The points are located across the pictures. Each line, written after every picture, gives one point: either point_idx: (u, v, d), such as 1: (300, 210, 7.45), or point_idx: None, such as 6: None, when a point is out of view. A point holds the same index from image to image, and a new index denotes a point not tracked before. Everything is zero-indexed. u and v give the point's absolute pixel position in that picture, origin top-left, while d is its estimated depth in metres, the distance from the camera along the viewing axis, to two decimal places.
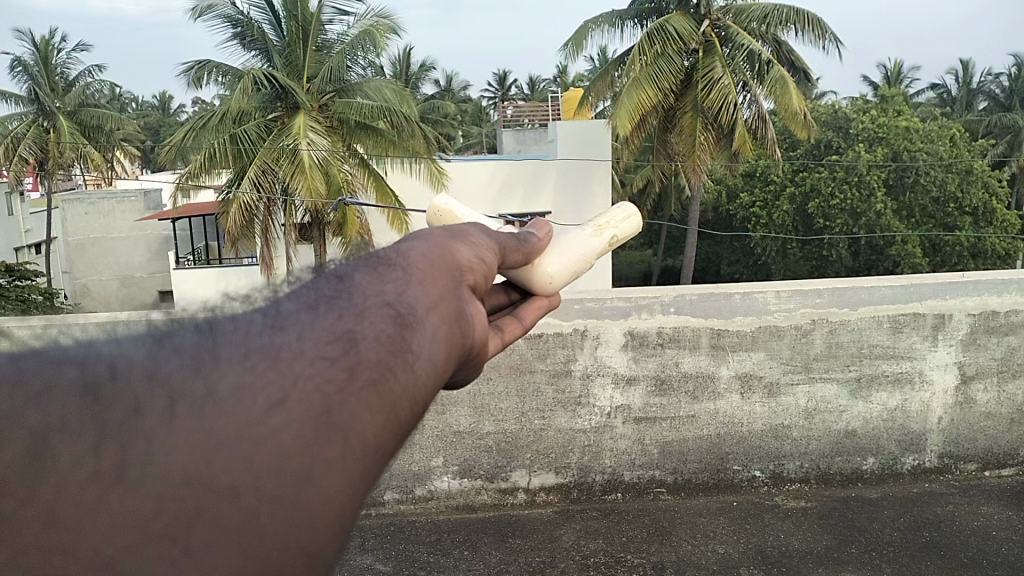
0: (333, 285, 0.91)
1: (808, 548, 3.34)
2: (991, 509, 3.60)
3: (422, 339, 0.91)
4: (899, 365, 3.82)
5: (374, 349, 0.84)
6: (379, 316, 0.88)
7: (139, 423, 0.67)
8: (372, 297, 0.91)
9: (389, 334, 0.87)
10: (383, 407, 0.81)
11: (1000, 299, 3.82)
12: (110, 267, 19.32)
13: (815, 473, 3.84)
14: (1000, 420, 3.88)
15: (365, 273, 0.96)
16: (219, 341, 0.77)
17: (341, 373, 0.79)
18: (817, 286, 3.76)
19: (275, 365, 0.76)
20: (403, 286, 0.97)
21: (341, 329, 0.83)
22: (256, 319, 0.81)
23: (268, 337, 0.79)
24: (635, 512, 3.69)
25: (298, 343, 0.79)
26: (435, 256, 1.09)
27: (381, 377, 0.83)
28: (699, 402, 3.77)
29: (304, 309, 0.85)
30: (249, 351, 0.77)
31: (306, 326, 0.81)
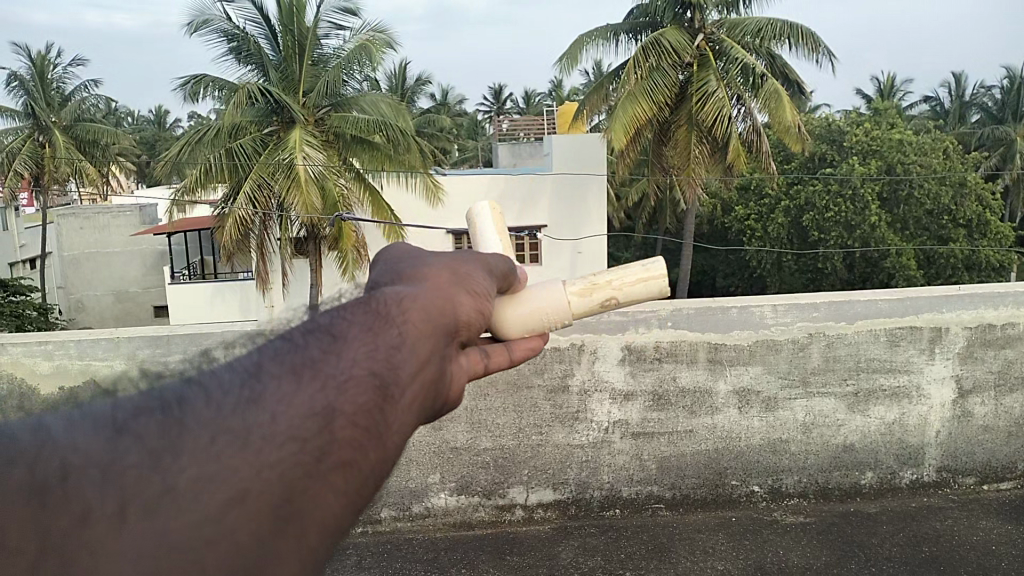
0: (324, 341, 0.96)
1: (807, 564, 3.32)
2: (990, 523, 3.58)
3: (398, 412, 0.97)
4: (897, 378, 3.82)
5: (348, 427, 0.89)
6: (362, 388, 0.93)
7: (88, 531, 0.71)
8: (358, 364, 0.95)
9: (365, 408, 0.92)
10: (347, 490, 0.88)
11: (997, 312, 3.82)
12: (105, 281, 19.25)
13: (813, 488, 3.83)
14: (998, 434, 3.87)
15: (358, 335, 0.99)
16: (187, 418, 0.82)
17: (309, 456, 0.84)
18: (813, 299, 3.77)
19: (242, 451, 0.80)
20: (391, 353, 1.00)
21: (319, 405, 0.88)
22: (234, 391, 0.86)
23: (244, 415, 0.83)
24: (633, 528, 3.67)
25: (271, 423, 0.84)
26: (434, 309, 1.10)
27: (349, 457, 0.88)
28: (697, 417, 3.76)
29: (284, 376, 0.89)
30: (218, 435, 0.81)
31: (285, 403, 0.86)
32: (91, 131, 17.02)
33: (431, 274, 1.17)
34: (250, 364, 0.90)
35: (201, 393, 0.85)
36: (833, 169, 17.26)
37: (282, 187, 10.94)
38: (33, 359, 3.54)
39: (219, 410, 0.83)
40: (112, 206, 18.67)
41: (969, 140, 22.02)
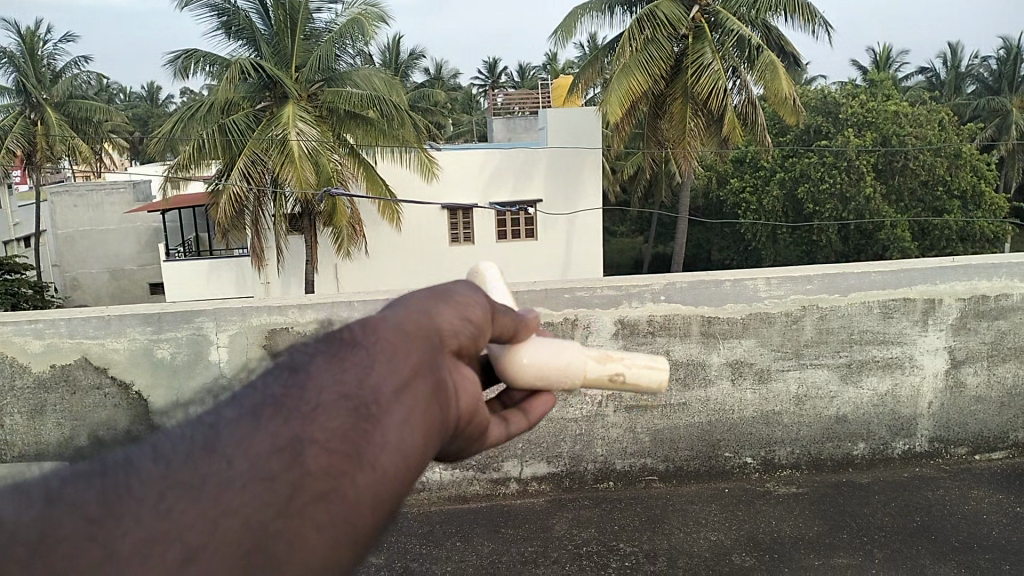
0: (285, 377, 0.87)
1: (799, 534, 3.35)
2: (981, 493, 3.60)
3: (384, 432, 0.89)
4: (890, 350, 3.82)
5: (322, 456, 0.82)
6: (334, 412, 0.86)
7: None
8: (326, 391, 0.87)
9: (342, 432, 0.85)
10: (334, 520, 0.81)
11: (990, 283, 3.81)
12: (100, 260, 19.20)
13: (805, 459, 3.85)
14: (990, 404, 3.89)
15: (325, 359, 0.91)
16: (132, 481, 0.75)
17: (278, 494, 0.78)
18: (807, 271, 3.75)
19: (193, 504, 0.74)
20: (368, 368, 0.92)
21: (283, 439, 0.81)
22: (184, 443, 0.79)
23: (200, 466, 0.77)
24: (626, 500, 3.70)
25: (231, 465, 0.77)
26: (411, 323, 1.02)
27: (330, 487, 0.82)
28: (690, 390, 3.76)
29: (244, 418, 0.82)
30: (168, 489, 0.75)
31: (242, 442, 0.79)
32: (84, 109, 17.04)
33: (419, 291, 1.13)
34: (205, 416, 0.83)
35: (146, 453, 0.78)
36: (829, 141, 17.16)
37: (276, 163, 10.87)
38: (23, 337, 3.52)
39: (171, 465, 0.77)
40: (105, 183, 18.56)
41: (964, 110, 21.92)
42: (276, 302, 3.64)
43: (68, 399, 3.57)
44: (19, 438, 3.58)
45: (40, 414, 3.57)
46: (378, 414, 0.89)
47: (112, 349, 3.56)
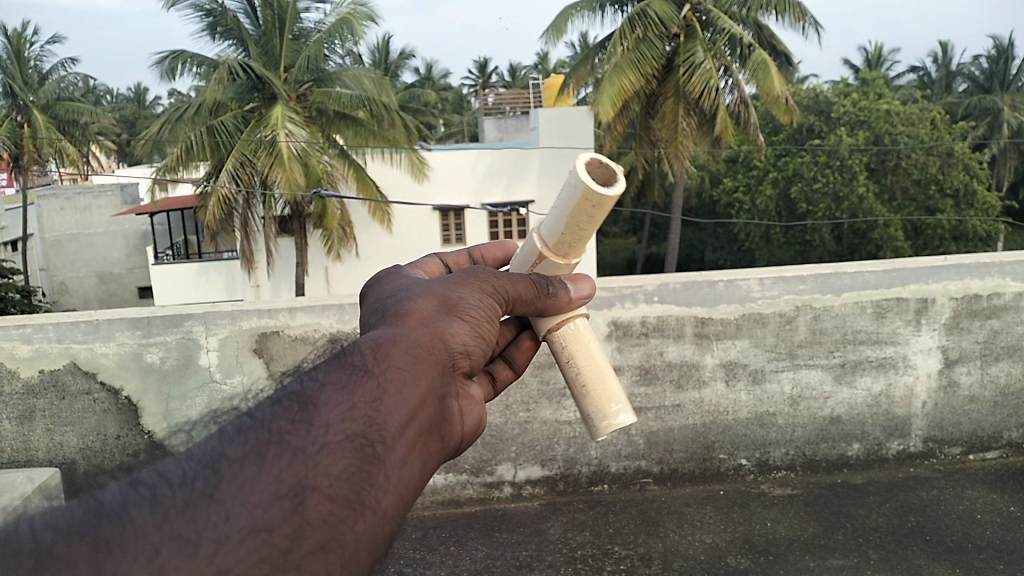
0: (291, 410, 0.87)
1: (794, 536, 3.33)
2: (976, 492, 3.60)
3: (386, 473, 0.89)
4: (884, 350, 3.81)
5: (324, 504, 0.81)
6: (339, 454, 0.85)
7: None
8: (334, 429, 0.87)
9: (346, 476, 0.84)
10: (331, 572, 0.79)
11: (983, 282, 3.80)
12: (88, 263, 19.03)
13: (800, 460, 3.84)
14: (984, 404, 3.88)
15: (332, 391, 0.91)
16: (124, 533, 0.71)
17: (276, 548, 0.76)
18: (800, 272, 3.74)
19: (188, 560, 0.71)
20: (375, 404, 0.93)
21: (286, 484, 0.80)
22: (184, 487, 0.77)
23: (196, 517, 0.74)
24: (621, 503, 3.67)
25: (228, 514, 0.76)
26: (417, 357, 1.05)
27: (330, 539, 0.80)
28: (684, 391, 3.75)
29: (246, 458, 0.81)
30: (163, 543, 0.71)
31: (244, 488, 0.78)
32: (71, 111, 16.78)
33: (424, 303, 1.16)
34: (209, 452, 0.81)
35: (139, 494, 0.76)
36: (821, 141, 17.26)
37: (264, 165, 10.78)
38: (10, 342, 3.47)
39: (176, 509, 0.75)
40: (93, 186, 18.40)
41: (956, 109, 22.00)
42: (267, 306, 3.60)
43: (57, 405, 3.53)
44: (7, 445, 3.53)
45: (30, 420, 3.53)
46: (385, 452, 0.90)
47: (101, 354, 3.51)
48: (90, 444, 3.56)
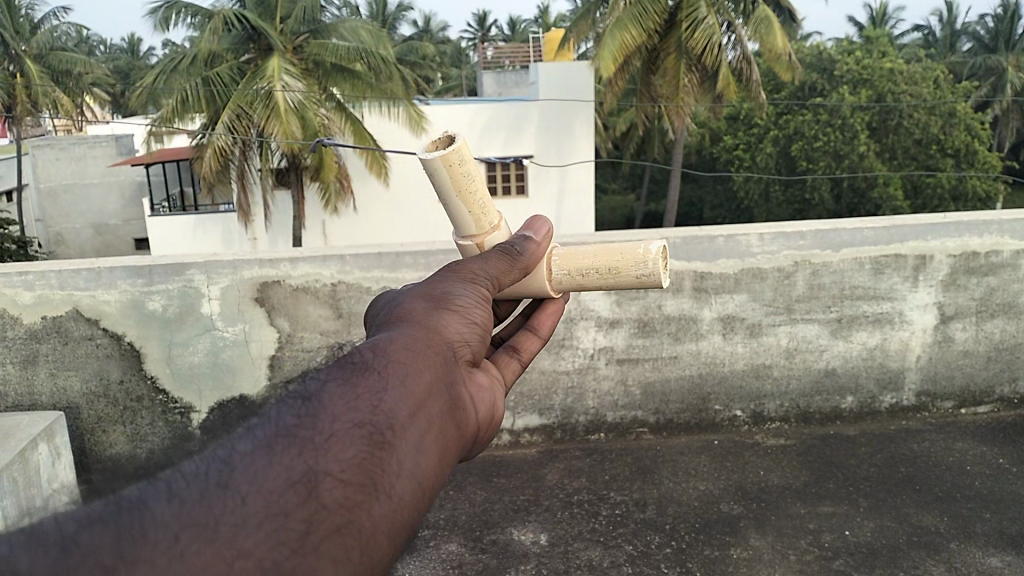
0: (296, 405, 0.85)
1: (786, 484, 3.39)
2: (967, 444, 3.67)
3: (398, 458, 0.87)
4: (880, 305, 3.84)
5: (337, 488, 0.79)
6: (349, 441, 0.83)
7: None
8: (340, 419, 0.85)
9: (356, 461, 0.82)
10: (350, 555, 0.77)
11: (982, 240, 3.81)
12: (85, 215, 18.92)
13: (794, 411, 3.90)
14: (978, 359, 3.93)
15: (334, 385, 0.89)
16: (145, 523, 0.70)
17: (291, 533, 0.74)
18: (800, 227, 3.75)
19: (207, 545, 0.70)
20: (379, 394, 0.91)
21: (297, 473, 0.78)
22: (198, 477, 0.75)
23: (210, 505, 0.73)
24: (617, 451, 3.74)
25: (242, 499, 0.74)
26: (420, 350, 1.02)
27: (346, 523, 0.78)
28: (682, 343, 3.78)
29: (256, 450, 0.79)
30: (181, 530, 0.70)
31: (256, 475, 0.76)
32: (64, 60, 16.54)
33: (416, 301, 1.13)
34: (222, 445, 0.80)
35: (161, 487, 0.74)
36: (823, 99, 17.13)
37: (260, 117, 10.63)
38: (13, 288, 3.46)
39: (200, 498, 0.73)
40: (88, 136, 18.23)
41: (960, 68, 21.80)
42: (269, 254, 3.60)
43: (61, 350, 3.54)
44: (10, 388, 3.55)
45: (34, 365, 3.54)
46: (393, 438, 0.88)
47: (103, 301, 3.53)
48: (93, 389, 3.58)
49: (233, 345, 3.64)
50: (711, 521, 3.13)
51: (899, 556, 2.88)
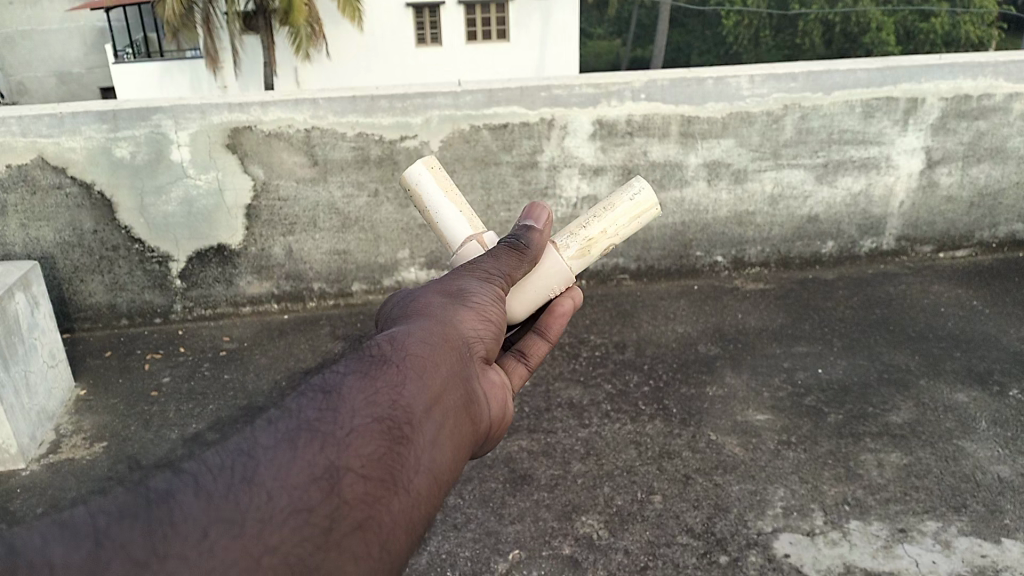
0: (317, 401, 0.87)
1: (763, 326, 3.45)
2: (942, 288, 3.72)
3: (415, 457, 0.91)
4: (868, 150, 3.77)
5: (358, 484, 0.82)
6: (369, 436, 0.86)
7: None
8: (363, 413, 0.88)
9: (377, 457, 0.85)
10: (370, 549, 0.81)
11: (976, 83, 3.70)
12: (47, 62, 18.03)
13: (775, 257, 3.92)
14: (961, 205, 3.92)
15: (356, 378, 0.92)
16: (176, 517, 0.70)
17: (315, 528, 0.76)
18: (792, 68, 3.61)
19: (236, 542, 0.71)
20: (400, 388, 0.95)
21: (321, 469, 0.80)
22: (223, 474, 0.75)
23: (239, 500, 0.74)
24: (598, 296, 3.78)
25: (269, 495, 0.75)
26: (434, 346, 1.06)
27: (367, 518, 0.81)
28: (666, 190, 3.73)
29: (279, 445, 0.80)
30: (211, 525, 0.71)
31: (281, 470, 0.77)
32: None
33: (427, 298, 1.19)
34: (243, 439, 0.80)
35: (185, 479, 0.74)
36: None
37: None
38: None
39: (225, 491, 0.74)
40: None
41: None
42: (238, 97, 3.43)
43: (29, 200, 3.43)
44: None
45: (3, 215, 3.44)
46: (410, 436, 0.92)
47: (69, 150, 3.38)
48: (67, 240, 3.51)
49: (206, 197, 3.54)
50: (689, 362, 3.16)
51: (871, 392, 2.79)
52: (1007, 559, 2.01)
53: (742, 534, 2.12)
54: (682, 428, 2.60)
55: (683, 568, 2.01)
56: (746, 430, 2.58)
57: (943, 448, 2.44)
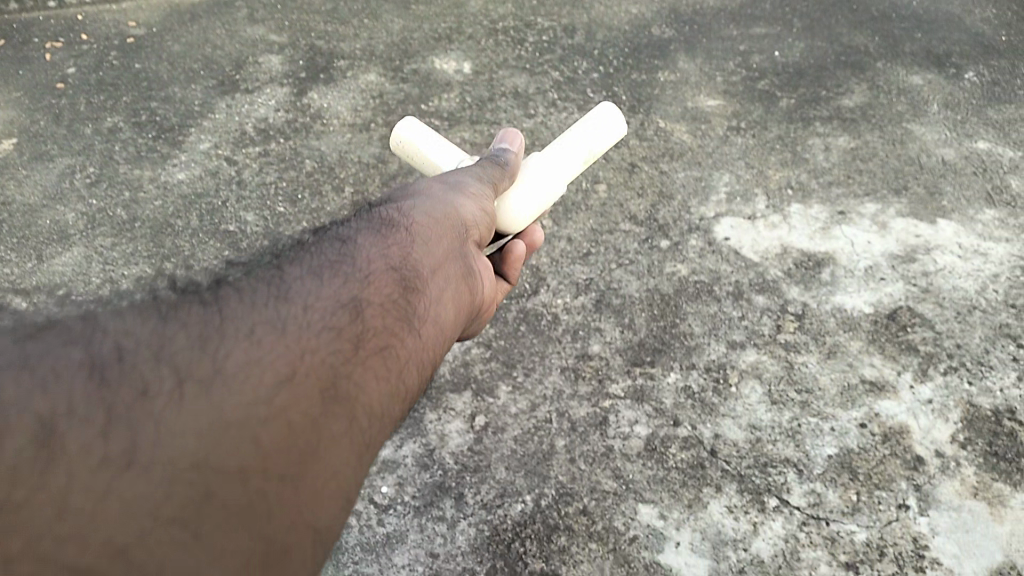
0: (335, 247, 0.86)
1: None
2: None
3: (427, 308, 0.87)
4: None
5: (379, 316, 0.80)
6: (385, 281, 0.84)
7: (141, 406, 0.59)
8: (376, 261, 0.86)
9: (393, 299, 0.83)
10: (394, 379, 0.77)
11: None
12: None
13: None
14: None
15: (367, 235, 0.90)
16: (225, 310, 0.70)
17: (347, 342, 0.74)
18: None
19: (278, 334, 0.70)
20: (406, 246, 0.91)
21: (346, 297, 0.79)
22: (263, 286, 0.75)
23: (279, 306, 0.73)
24: None
25: (306, 304, 0.75)
26: (440, 211, 1.01)
27: (388, 346, 0.78)
28: None
29: (308, 272, 0.79)
30: (256, 323, 0.70)
31: (314, 287, 0.77)
32: None
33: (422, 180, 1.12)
34: (272, 267, 0.80)
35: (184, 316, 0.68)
36: None
37: None
38: None
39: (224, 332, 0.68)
40: None
41: None
42: None
43: None
44: None
45: None
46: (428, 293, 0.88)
47: None
48: None
49: None
50: (640, 44, 2.44)
51: (825, 75, 2.29)
52: (941, 239, 1.77)
53: (686, 219, 1.85)
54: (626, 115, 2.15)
55: (624, 253, 1.76)
56: (696, 117, 2.15)
57: (892, 131, 2.08)
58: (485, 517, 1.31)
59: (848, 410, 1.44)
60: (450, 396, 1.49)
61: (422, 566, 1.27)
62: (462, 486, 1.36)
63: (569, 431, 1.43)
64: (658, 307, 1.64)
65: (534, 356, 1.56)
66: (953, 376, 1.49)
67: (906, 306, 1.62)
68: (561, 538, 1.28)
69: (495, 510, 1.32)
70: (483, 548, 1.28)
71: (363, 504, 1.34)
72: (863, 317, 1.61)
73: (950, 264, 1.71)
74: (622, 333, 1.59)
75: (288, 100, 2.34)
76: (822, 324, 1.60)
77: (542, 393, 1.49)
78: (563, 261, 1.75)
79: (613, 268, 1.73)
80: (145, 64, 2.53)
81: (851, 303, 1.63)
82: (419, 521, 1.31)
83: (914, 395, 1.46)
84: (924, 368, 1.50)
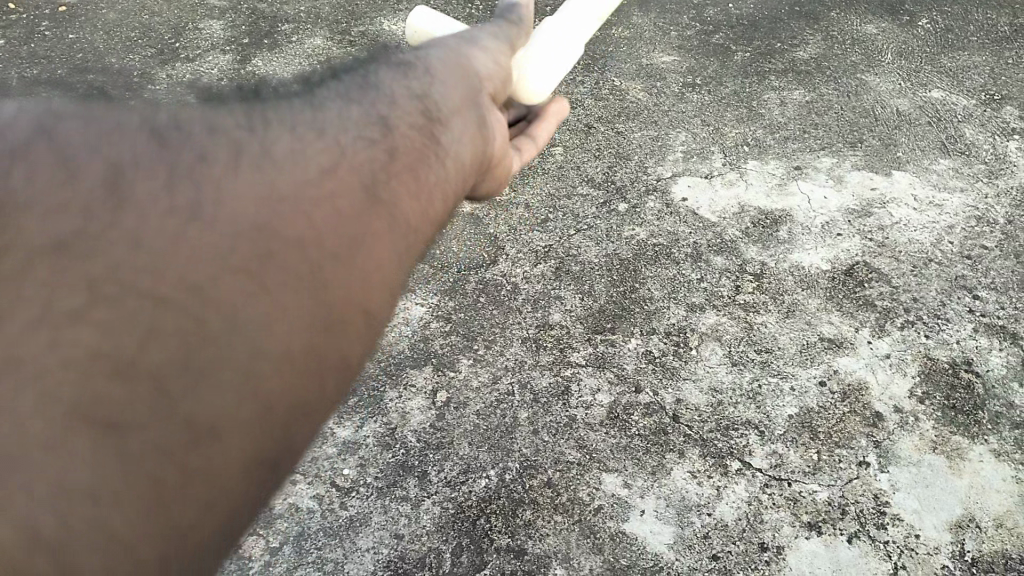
0: (359, 66, 0.73)
1: None
2: None
3: (454, 146, 0.73)
4: None
5: (405, 141, 0.67)
6: (407, 105, 0.70)
7: (148, 170, 0.53)
8: (399, 86, 0.72)
9: (417, 125, 0.70)
10: (416, 208, 0.65)
11: None
12: None
13: None
14: None
15: (382, 61, 0.74)
16: (260, 107, 0.62)
17: (370, 157, 0.63)
18: None
19: (298, 138, 0.60)
20: (424, 78, 0.75)
21: (371, 115, 0.67)
22: (295, 94, 0.65)
23: (304, 114, 0.63)
24: None
25: (331, 116, 0.64)
26: (454, 55, 0.81)
27: (410, 171, 0.66)
28: None
29: (337, 87, 0.68)
30: (280, 123, 0.61)
31: (340, 100, 0.66)
32: None
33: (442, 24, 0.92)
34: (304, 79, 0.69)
35: (158, 150, 0.54)
36: None
37: None
38: None
39: (194, 170, 0.54)
40: None
41: None
42: None
43: None
44: None
45: None
46: (438, 133, 0.72)
47: None
48: None
49: None
50: None
51: (780, 26, 2.24)
52: (896, 192, 1.77)
53: (643, 181, 1.82)
54: (580, 72, 2.10)
55: (582, 218, 1.74)
56: (651, 74, 2.11)
57: (846, 83, 2.07)
58: (449, 494, 1.30)
59: (808, 369, 1.45)
60: (411, 372, 1.47)
61: (388, 547, 1.25)
62: (426, 465, 1.34)
63: (531, 402, 1.41)
64: (618, 272, 1.62)
65: (494, 328, 1.54)
66: (910, 330, 1.50)
67: (863, 262, 1.63)
68: (526, 512, 1.27)
69: (460, 488, 1.31)
70: (449, 525, 1.27)
71: (326, 488, 1.32)
72: (821, 274, 1.61)
73: (905, 217, 1.72)
74: (582, 300, 1.58)
75: (231, 68, 2.25)
76: (780, 283, 1.59)
77: (503, 365, 1.47)
78: (521, 228, 1.72)
79: (572, 234, 1.71)
80: (79, 35, 2.41)
81: (809, 261, 1.63)
82: (383, 502, 1.30)
83: (872, 352, 1.47)
84: (882, 324, 1.51)
